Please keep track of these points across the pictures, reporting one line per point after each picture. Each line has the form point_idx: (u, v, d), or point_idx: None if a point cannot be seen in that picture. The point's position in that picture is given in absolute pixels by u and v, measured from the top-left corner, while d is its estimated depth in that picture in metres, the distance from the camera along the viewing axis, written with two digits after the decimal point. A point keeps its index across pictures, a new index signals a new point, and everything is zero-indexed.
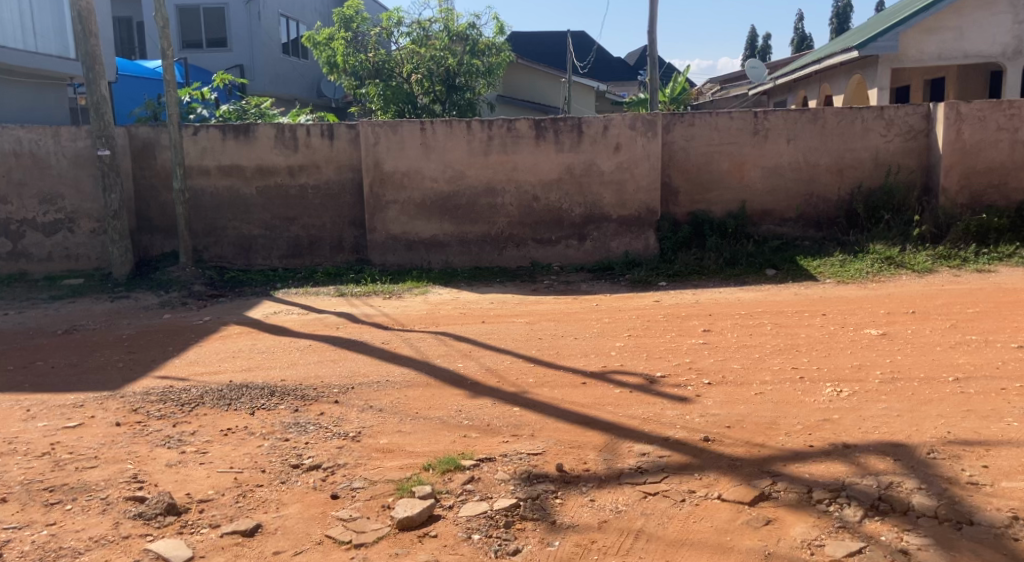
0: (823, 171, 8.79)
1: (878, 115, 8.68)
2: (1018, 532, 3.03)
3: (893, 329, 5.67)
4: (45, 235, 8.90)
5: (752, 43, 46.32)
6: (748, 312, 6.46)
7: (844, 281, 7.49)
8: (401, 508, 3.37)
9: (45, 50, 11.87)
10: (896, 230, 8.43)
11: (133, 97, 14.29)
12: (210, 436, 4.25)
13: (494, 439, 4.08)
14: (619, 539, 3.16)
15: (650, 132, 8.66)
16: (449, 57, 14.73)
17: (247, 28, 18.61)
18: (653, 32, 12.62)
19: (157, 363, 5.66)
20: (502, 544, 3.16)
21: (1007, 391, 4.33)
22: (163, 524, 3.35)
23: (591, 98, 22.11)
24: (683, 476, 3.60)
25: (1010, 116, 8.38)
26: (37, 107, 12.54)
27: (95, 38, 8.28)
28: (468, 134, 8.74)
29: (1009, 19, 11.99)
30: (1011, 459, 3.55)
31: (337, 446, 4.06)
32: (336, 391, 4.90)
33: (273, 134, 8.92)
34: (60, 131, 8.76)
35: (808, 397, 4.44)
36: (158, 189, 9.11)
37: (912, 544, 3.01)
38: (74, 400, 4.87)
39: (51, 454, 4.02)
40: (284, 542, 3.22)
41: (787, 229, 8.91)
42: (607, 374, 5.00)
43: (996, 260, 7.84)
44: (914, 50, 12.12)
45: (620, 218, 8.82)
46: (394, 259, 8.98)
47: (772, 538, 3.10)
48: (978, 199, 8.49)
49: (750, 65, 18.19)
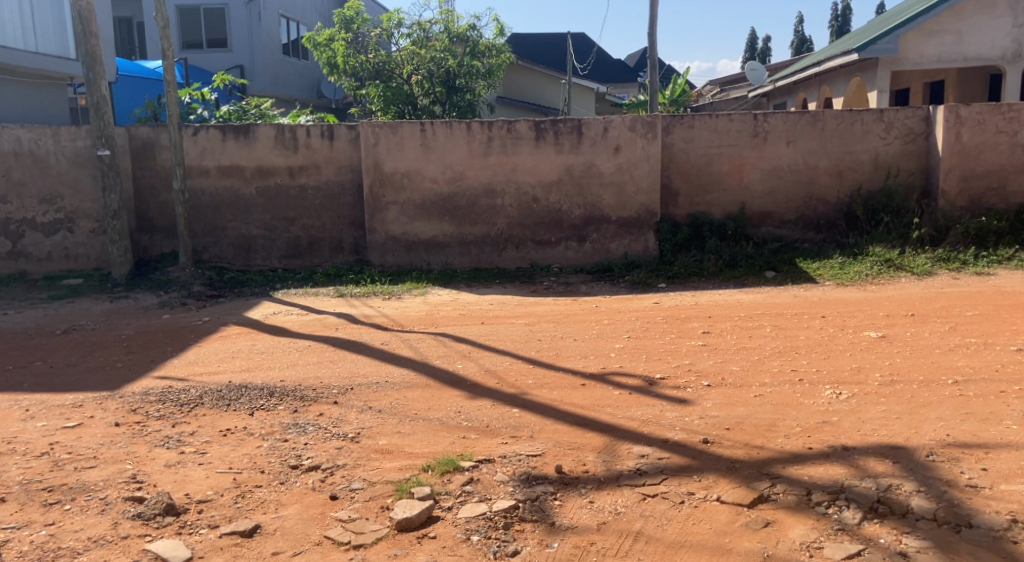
0: (823, 173, 8.80)
1: (877, 118, 8.68)
2: (1017, 535, 3.03)
3: (893, 331, 5.68)
4: (45, 235, 8.89)
5: (751, 46, 46.37)
6: (748, 314, 6.47)
7: (844, 283, 7.49)
8: (400, 509, 3.37)
9: (45, 50, 11.87)
10: (896, 233, 8.44)
11: (133, 97, 14.30)
12: (209, 437, 4.25)
13: (494, 440, 4.08)
14: (618, 541, 3.16)
15: (650, 134, 8.67)
16: (449, 59, 14.74)
17: (247, 28, 18.61)
18: (653, 34, 12.63)
19: (157, 363, 5.66)
20: (500, 545, 3.16)
21: (1006, 394, 4.34)
22: (162, 524, 3.36)
23: (591, 99, 22.12)
24: (682, 478, 3.60)
25: (1009, 119, 8.39)
26: (37, 107, 12.55)
27: (95, 38, 8.28)
28: (468, 135, 8.74)
29: (1009, 22, 11.99)
30: (1010, 463, 3.55)
31: (337, 446, 4.07)
32: (335, 391, 4.90)
33: (273, 134, 8.92)
34: (60, 131, 8.76)
35: (807, 400, 4.44)
36: (158, 189, 9.11)
37: (911, 546, 3.02)
38: (73, 400, 4.87)
39: (49, 454, 4.02)
40: (283, 542, 3.22)
41: (787, 231, 8.91)
42: (607, 376, 5.00)
43: (996, 263, 7.85)
44: (914, 53, 12.13)
45: (620, 220, 8.82)
46: (393, 260, 8.98)
47: (772, 540, 3.10)
48: (977, 202, 8.50)
49: (750, 65, 18.16)
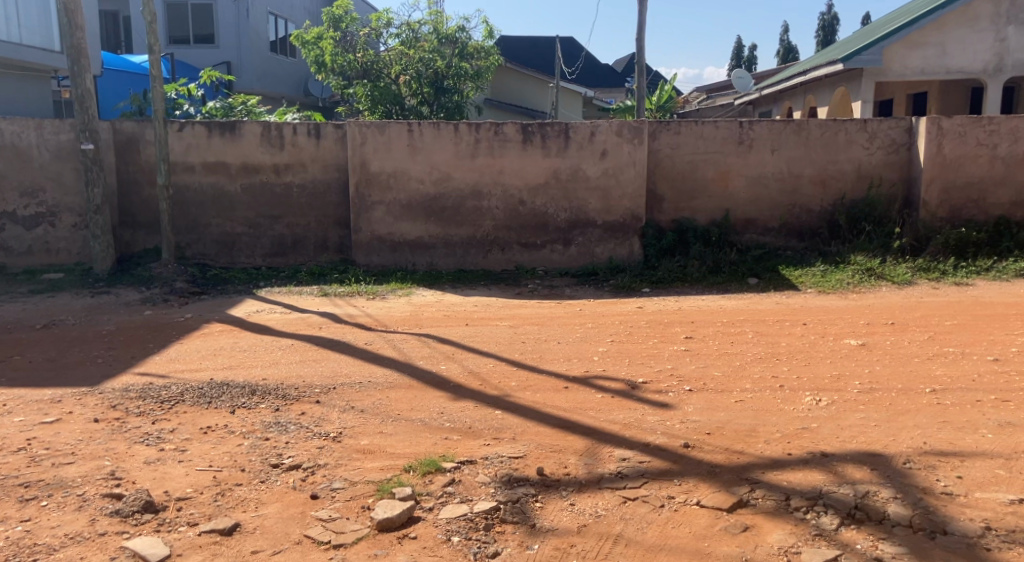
0: (807, 182, 8.88)
1: (861, 128, 8.77)
2: (991, 543, 3.07)
3: (873, 340, 5.74)
4: (25, 229, 8.80)
5: (738, 52, 46.66)
6: (729, 320, 6.51)
7: (826, 290, 7.57)
8: (380, 509, 3.36)
9: (30, 41, 11.76)
10: (877, 242, 8.54)
11: (118, 91, 14.18)
12: (189, 434, 4.22)
13: (475, 442, 4.08)
14: (598, 544, 3.17)
15: (636, 139, 8.72)
16: (438, 59, 14.68)
17: (235, 25, 18.53)
18: (642, 40, 12.70)
19: (138, 359, 5.61)
20: (481, 546, 3.17)
21: (982, 403, 4.41)
22: (140, 521, 3.33)
23: (578, 103, 22.18)
24: (663, 481, 3.62)
25: (990, 132, 8.51)
26: (21, 100, 12.43)
27: (80, 31, 8.20)
28: (455, 136, 8.75)
29: (991, 37, 12.15)
30: (985, 471, 3.60)
31: (319, 446, 4.06)
32: (318, 391, 4.89)
33: (259, 131, 8.89)
34: (43, 123, 8.67)
35: (787, 406, 4.49)
36: (142, 183, 9.04)
37: (886, 552, 3.05)
38: (53, 396, 4.82)
39: (26, 449, 3.98)
40: (262, 541, 3.21)
41: (769, 239, 8.98)
42: (590, 379, 5.02)
43: (974, 273, 7.92)
44: (898, 64, 12.25)
45: (604, 224, 8.86)
46: (378, 260, 8.96)
47: (750, 544, 3.13)
48: (957, 213, 8.62)
49: (734, 73, 18.56)
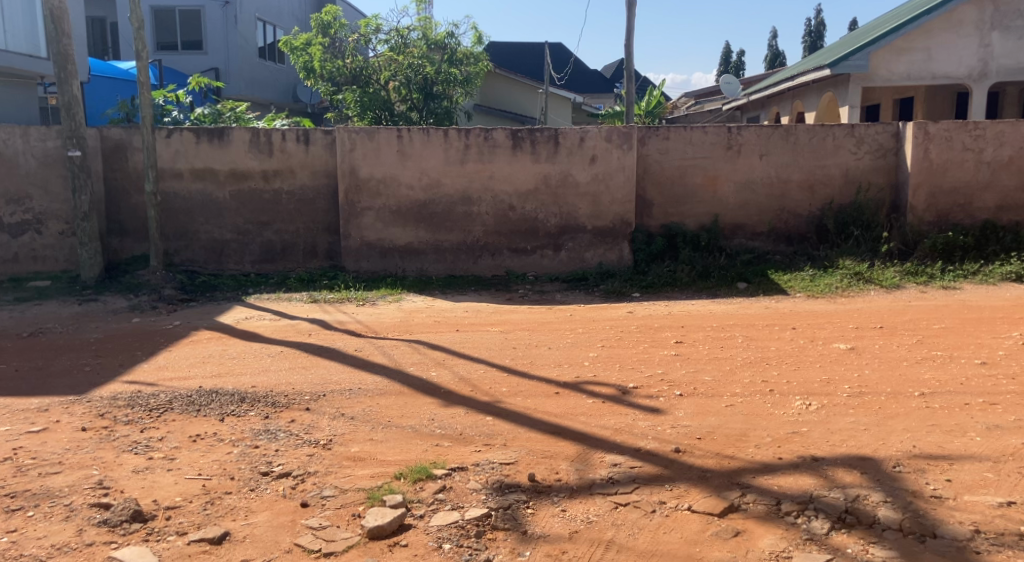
0: (795, 187, 8.92)
1: (848, 133, 8.82)
2: (979, 546, 3.09)
3: (861, 343, 5.77)
4: (10, 236, 8.72)
5: (727, 58, 46.89)
6: (720, 324, 6.53)
7: (815, 295, 7.60)
8: (371, 517, 3.35)
9: (16, 47, 11.69)
10: (865, 246, 8.58)
11: (105, 97, 14.11)
12: (178, 443, 4.19)
13: (467, 448, 4.07)
14: (590, 550, 3.17)
15: (625, 145, 8.75)
16: (427, 65, 14.60)
17: (223, 30, 18.48)
18: (630, 44, 12.75)
19: (125, 367, 5.58)
20: (472, 554, 3.16)
21: (971, 406, 4.43)
22: (128, 531, 3.31)
23: (567, 110, 22.28)
24: (654, 487, 3.62)
25: (976, 136, 8.57)
26: (5, 106, 12.33)
27: (67, 38, 8.15)
28: (445, 142, 8.75)
29: (975, 42, 12.26)
30: (974, 474, 3.62)
31: (308, 454, 4.03)
32: (307, 398, 4.86)
33: (248, 138, 8.86)
34: (29, 130, 8.62)
35: (777, 410, 4.49)
36: (129, 190, 8.99)
37: (876, 556, 3.07)
38: (39, 405, 4.78)
39: (12, 459, 3.95)
40: (252, 550, 3.19)
41: (758, 243, 9.01)
42: (580, 384, 5.02)
43: (961, 277, 7.98)
44: (884, 69, 12.35)
45: (594, 229, 8.88)
46: (367, 266, 8.93)
47: (742, 549, 3.14)
48: (944, 217, 8.68)
49: (723, 77, 18.61)
